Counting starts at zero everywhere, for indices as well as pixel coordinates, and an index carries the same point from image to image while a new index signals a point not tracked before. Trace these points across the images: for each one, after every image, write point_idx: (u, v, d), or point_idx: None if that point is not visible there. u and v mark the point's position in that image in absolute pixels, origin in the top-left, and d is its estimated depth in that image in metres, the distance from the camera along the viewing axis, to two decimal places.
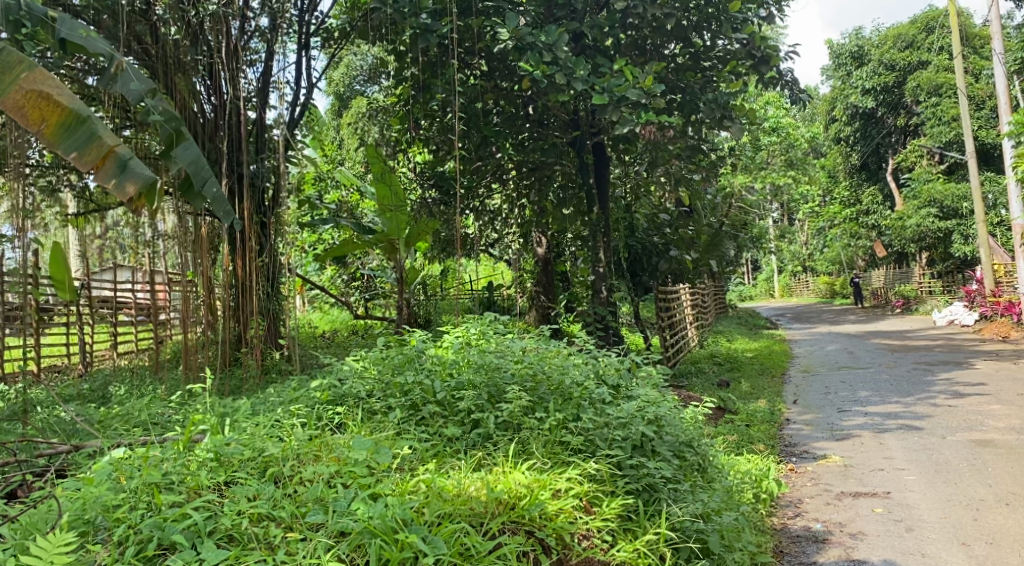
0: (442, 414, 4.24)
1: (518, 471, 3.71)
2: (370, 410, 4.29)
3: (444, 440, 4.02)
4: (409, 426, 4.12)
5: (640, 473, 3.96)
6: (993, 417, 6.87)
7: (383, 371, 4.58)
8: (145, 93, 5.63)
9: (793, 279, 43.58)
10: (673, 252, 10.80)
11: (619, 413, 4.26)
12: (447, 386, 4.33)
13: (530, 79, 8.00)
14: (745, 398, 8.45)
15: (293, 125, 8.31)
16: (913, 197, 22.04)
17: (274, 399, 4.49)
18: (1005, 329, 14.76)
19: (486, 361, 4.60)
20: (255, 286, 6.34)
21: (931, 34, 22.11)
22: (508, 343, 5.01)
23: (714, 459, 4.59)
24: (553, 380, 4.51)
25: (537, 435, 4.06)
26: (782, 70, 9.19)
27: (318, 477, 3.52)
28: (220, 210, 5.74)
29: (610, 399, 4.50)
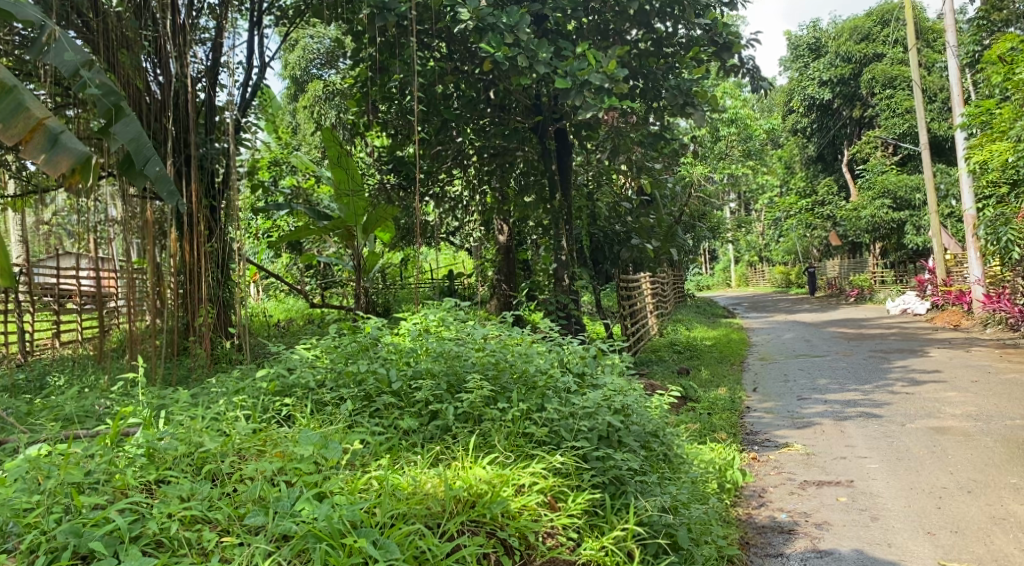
0: (397, 406, 4.09)
1: (478, 467, 3.56)
2: (324, 399, 4.13)
3: (403, 433, 3.88)
4: (363, 418, 3.95)
5: (606, 465, 3.85)
6: (950, 404, 6.91)
7: (335, 360, 4.41)
8: (79, 64, 5.44)
9: (749, 270, 44.07)
10: (636, 240, 10.60)
11: (585, 401, 4.13)
12: (403, 375, 4.18)
13: (491, 62, 7.84)
14: (706, 385, 8.43)
15: (244, 107, 8.01)
16: (867, 188, 22.35)
17: (217, 391, 4.29)
18: (956, 318, 15.03)
19: (445, 350, 4.45)
20: (206, 272, 6.12)
21: (887, 27, 22.48)
22: (468, 331, 4.85)
23: (679, 449, 4.52)
24: (516, 368, 4.37)
25: (499, 427, 3.93)
26: (743, 58, 9.16)
27: (259, 475, 3.35)
28: (162, 190, 5.50)
29: (576, 388, 4.38)
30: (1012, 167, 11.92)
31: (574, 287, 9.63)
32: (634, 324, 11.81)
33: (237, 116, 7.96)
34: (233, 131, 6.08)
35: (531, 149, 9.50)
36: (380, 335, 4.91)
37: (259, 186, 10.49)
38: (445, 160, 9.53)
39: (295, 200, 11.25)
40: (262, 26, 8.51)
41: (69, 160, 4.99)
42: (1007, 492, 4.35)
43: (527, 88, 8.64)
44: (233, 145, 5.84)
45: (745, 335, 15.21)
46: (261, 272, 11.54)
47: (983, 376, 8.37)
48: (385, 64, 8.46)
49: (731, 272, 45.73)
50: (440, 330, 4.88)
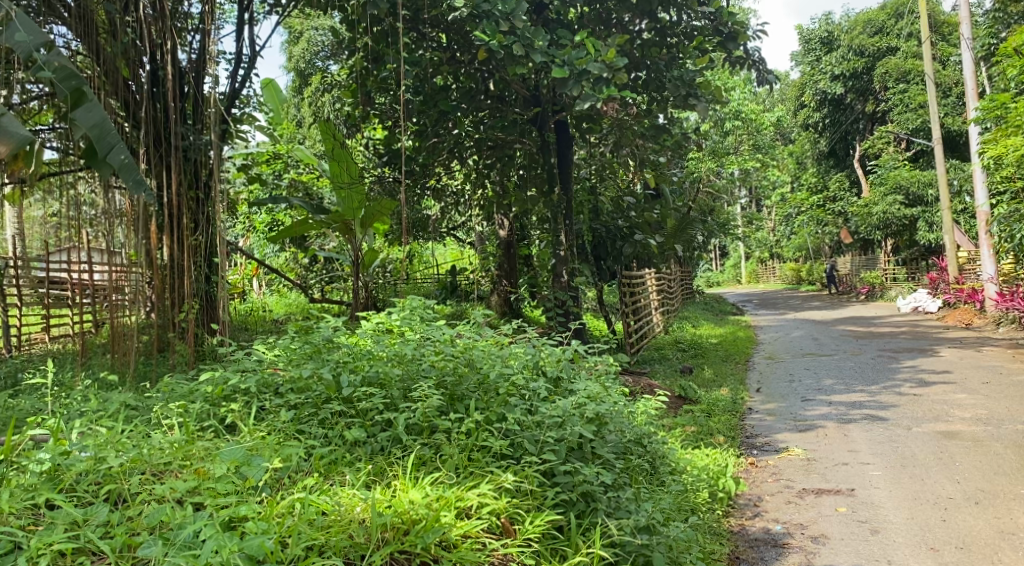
0: (347, 415, 3.89)
1: (417, 488, 3.34)
2: (272, 406, 3.95)
3: (349, 443, 3.69)
4: (312, 427, 3.77)
5: (574, 481, 3.64)
6: (958, 407, 6.67)
7: (290, 361, 4.23)
8: (33, 46, 5.33)
9: (760, 267, 43.81)
10: (639, 236, 10.44)
11: (554, 410, 3.91)
12: (355, 381, 3.98)
13: (487, 50, 7.65)
14: (707, 385, 8.23)
15: (231, 98, 7.80)
16: (879, 184, 22.04)
17: (162, 396, 4.10)
18: (968, 316, 14.74)
19: (401, 352, 4.23)
20: (186, 268, 5.94)
21: (900, 20, 22.17)
22: (436, 330, 4.65)
23: (667, 457, 4.35)
24: (480, 373, 4.17)
25: (453, 440, 3.71)
26: (749, 50, 8.91)
27: (169, 495, 3.16)
28: (126, 178, 5.37)
29: (546, 394, 4.18)
30: None
31: (574, 283, 9.42)
32: (638, 321, 11.61)
33: (224, 107, 7.74)
34: (215, 123, 5.86)
35: (531, 142, 9.35)
36: (349, 334, 4.71)
37: (255, 179, 10.32)
38: (441, 152, 9.32)
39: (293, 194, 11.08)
40: (251, 15, 8.31)
41: (13, 145, 5.04)
42: (1016, 504, 4.13)
43: (526, 78, 8.43)
44: (210, 138, 5.64)
45: (752, 333, 14.97)
46: (258, 266, 11.35)
47: (994, 377, 8.12)
48: (379, 54, 8.28)
49: (742, 269, 45.40)
50: (412, 329, 4.67)
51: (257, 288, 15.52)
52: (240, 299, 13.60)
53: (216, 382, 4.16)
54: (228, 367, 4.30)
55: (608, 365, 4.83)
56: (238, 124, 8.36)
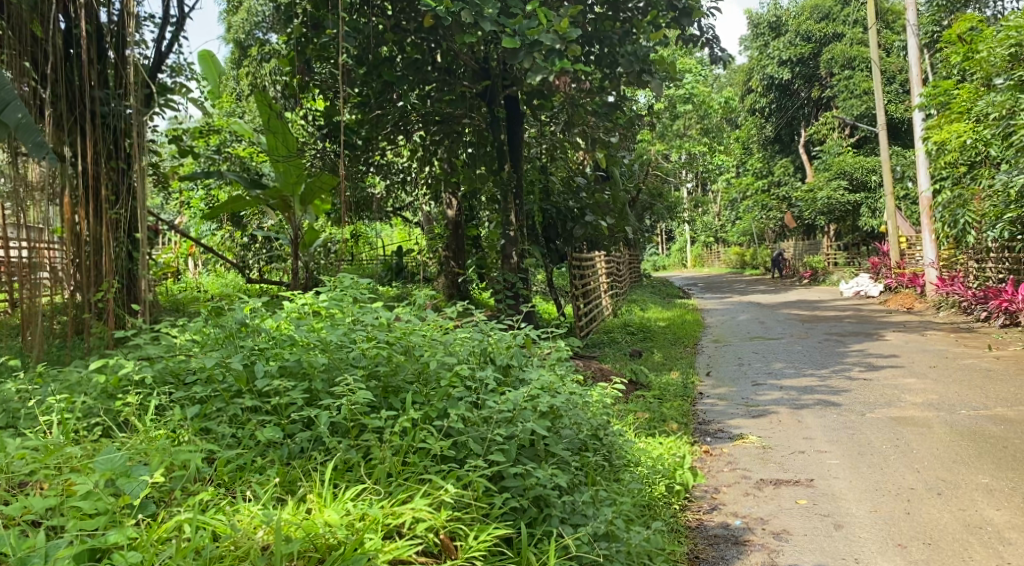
0: (264, 412, 3.55)
1: (340, 505, 3.02)
2: (171, 401, 3.62)
3: (266, 445, 3.36)
4: (221, 426, 3.44)
5: (526, 484, 3.37)
6: (909, 392, 6.59)
7: (199, 348, 3.87)
8: None
9: (705, 252, 44.27)
10: (590, 217, 10.19)
11: (503, 404, 3.63)
12: (271, 371, 3.65)
13: (434, 17, 7.32)
14: (657, 369, 8.06)
15: (158, 63, 7.25)
16: (823, 169, 22.28)
17: (50, 388, 3.73)
18: (909, 300, 14.88)
19: (325, 339, 3.88)
20: (103, 246, 5.48)
21: (847, 7, 22.49)
22: (368, 312, 4.33)
23: (621, 451, 4.14)
24: (416, 363, 3.86)
25: (383, 442, 3.40)
26: (703, 28, 8.72)
27: (25, 515, 2.82)
28: (24, 138, 5.00)
29: (494, 386, 3.90)
30: (970, 148, 11.73)
31: (525, 265, 9.15)
32: (587, 304, 11.43)
33: (150, 71, 7.20)
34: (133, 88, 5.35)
35: (480, 118, 9.07)
36: (269, 316, 4.36)
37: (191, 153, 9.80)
38: (386, 126, 8.97)
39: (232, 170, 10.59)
40: None
41: None
42: (978, 494, 4.02)
43: (476, 49, 8.10)
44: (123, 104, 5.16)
45: (700, 316, 14.94)
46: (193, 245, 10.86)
47: (941, 361, 8.13)
48: (319, 20, 8.01)
49: (687, 253, 45.79)
50: (337, 311, 4.31)
51: (194, 270, 14.94)
52: (172, 280, 13.04)
53: (110, 370, 3.83)
54: (127, 354, 3.95)
55: (559, 351, 4.58)
56: (168, 94, 7.84)
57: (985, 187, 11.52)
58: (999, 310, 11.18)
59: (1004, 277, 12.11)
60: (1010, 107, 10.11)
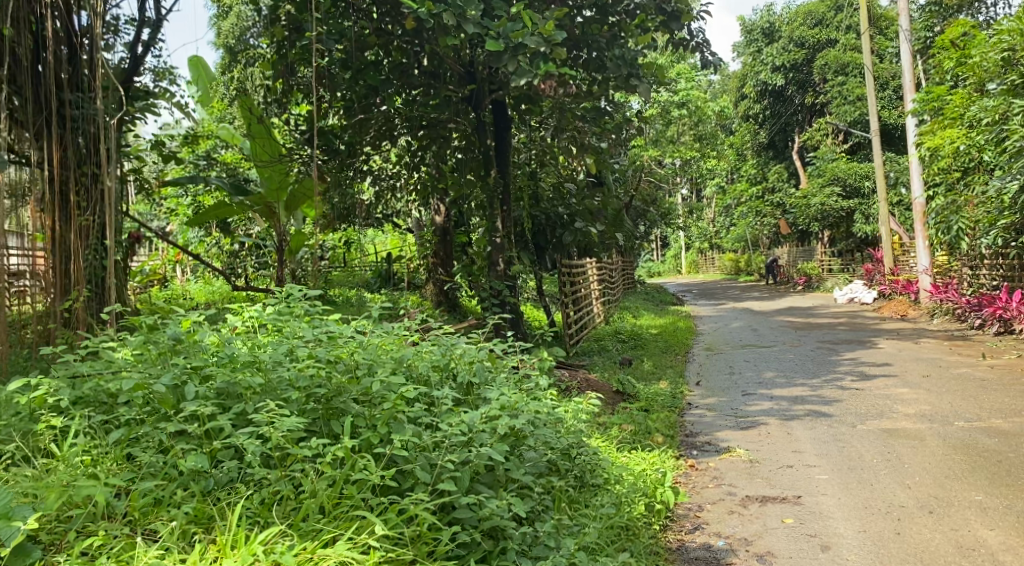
0: (191, 439, 3.37)
1: (263, 545, 2.85)
2: (93, 426, 3.46)
3: (189, 475, 3.20)
4: (144, 453, 3.28)
5: (479, 514, 3.23)
6: (901, 402, 6.44)
7: (130, 366, 3.70)
8: None
9: (700, 258, 44.20)
10: (580, 223, 9.96)
11: (456, 428, 3.49)
12: (201, 394, 3.48)
13: (417, 20, 7.20)
14: (646, 378, 7.92)
15: (134, 67, 7.08)
16: (817, 175, 22.21)
17: None
18: (903, 307, 14.60)
19: (259, 357, 3.71)
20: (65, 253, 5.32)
21: (840, 13, 22.47)
22: (322, 327, 4.18)
23: (590, 472, 4.02)
24: (363, 383, 3.71)
25: (318, 472, 3.23)
26: (693, 32, 8.59)
27: None
28: None
29: (450, 407, 3.76)
30: (964, 154, 11.62)
31: (512, 272, 8.98)
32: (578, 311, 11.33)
33: (127, 74, 7.02)
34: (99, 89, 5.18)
35: (467, 123, 8.95)
36: (214, 329, 4.20)
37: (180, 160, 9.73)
38: (370, 129, 8.78)
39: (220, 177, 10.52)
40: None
41: None
42: (971, 513, 3.87)
43: (461, 52, 7.97)
44: (88, 107, 5.01)
45: (693, 323, 14.80)
46: (181, 252, 10.73)
47: (934, 370, 7.99)
48: (302, 23, 7.86)
49: (682, 260, 45.68)
50: (280, 326, 4.14)
51: (181, 277, 14.79)
52: (158, 287, 12.88)
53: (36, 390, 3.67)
54: (58, 371, 3.80)
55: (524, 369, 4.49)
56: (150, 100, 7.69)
57: (979, 193, 11.42)
58: (994, 317, 11.05)
59: (998, 284, 12.00)
60: (1004, 112, 10.01)
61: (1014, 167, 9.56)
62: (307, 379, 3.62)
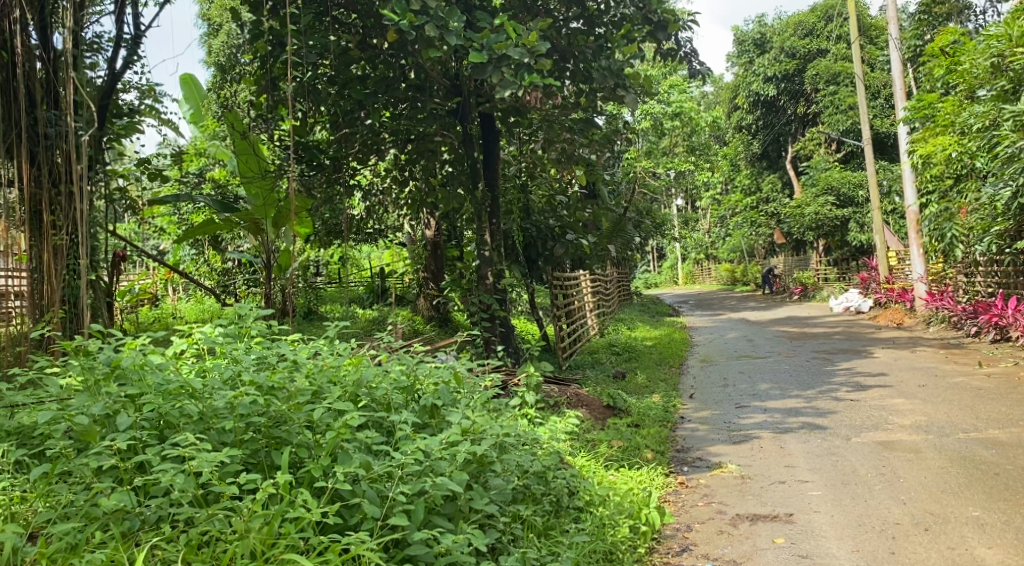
0: (118, 473, 3.23)
1: None
2: (18, 460, 3.33)
3: (111, 515, 3.06)
4: (66, 490, 3.14)
5: (434, 551, 3.09)
6: (897, 414, 6.31)
7: (63, 394, 3.57)
8: None
9: (696, 268, 44.13)
10: (571, 236, 9.98)
11: (410, 456, 3.35)
12: (133, 425, 3.34)
13: (398, 32, 7.12)
14: (638, 391, 7.78)
15: (111, 84, 7.02)
16: (811, 185, 22.16)
17: None
18: (898, 316, 14.57)
19: (196, 384, 3.56)
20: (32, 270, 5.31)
21: (831, 23, 22.52)
22: (279, 349, 4.06)
23: (565, 498, 3.92)
24: (309, 410, 3.57)
25: (252, 508, 3.08)
26: (681, 41, 8.51)
27: None
28: None
29: (409, 434, 3.64)
30: (956, 161, 11.53)
31: (501, 286, 8.84)
32: (571, 324, 11.24)
33: (104, 90, 6.95)
34: (67, 110, 5.16)
35: (454, 136, 8.88)
36: (159, 351, 4.06)
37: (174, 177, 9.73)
38: (354, 144, 8.68)
39: (211, 195, 10.50)
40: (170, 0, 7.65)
41: None
42: (969, 530, 3.74)
43: (446, 65, 7.89)
44: (55, 128, 5.00)
45: (687, 334, 14.67)
46: (170, 270, 10.41)
47: (930, 380, 7.85)
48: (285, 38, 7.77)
49: (678, 271, 45.58)
50: (224, 348, 4.00)
51: (172, 295, 14.69)
52: (148, 306, 12.77)
53: None
54: None
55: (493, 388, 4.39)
56: (135, 117, 7.60)
57: (972, 199, 11.34)
58: (990, 324, 10.95)
59: (994, 291, 11.90)
60: (994, 118, 9.95)
61: (1007, 174, 9.48)
62: (247, 406, 3.48)
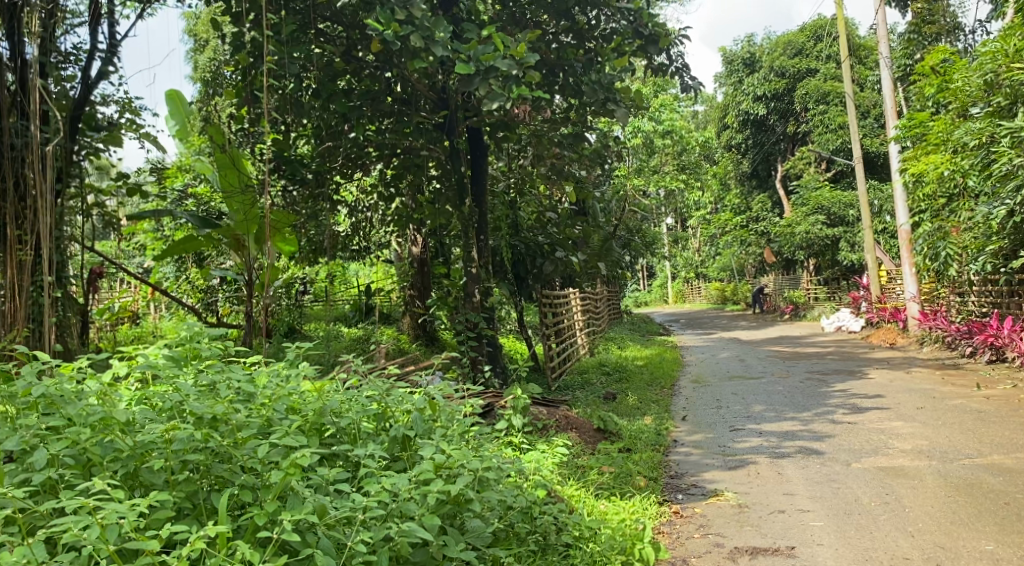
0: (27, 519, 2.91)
1: None
2: None
3: None
4: None
5: None
6: (897, 438, 6.08)
7: None
8: None
9: (686, 287, 44.06)
10: (560, 253, 9.73)
11: (373, 502, 3.10)
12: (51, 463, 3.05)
13: (382, 42, 6.93)
14: (628, 413, 7.55)
15: (84, 98, 6.81)
16: (801, 204, 22.07)
17: None
18: (891, 336, 14.40)
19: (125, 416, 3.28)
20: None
21: (820, 42, 22.50)
22: (230, 370, 3.82)
23: (552, 538, 3.69)
24: (253, 448, 3.31)
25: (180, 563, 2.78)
26: (672, 56, 8.32)
27: None
28: None
29: (371, 473, 3.39)
30: (949, 180, 11.39)
31: (489, 304, 8.56)
32: (561, 343, 11.02)
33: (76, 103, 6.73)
34: (33, 120, 5.05)
35: (441, 151, 8.68)
36: (97, 375, 3.81)
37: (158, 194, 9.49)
38: (338, 157, 8.51)
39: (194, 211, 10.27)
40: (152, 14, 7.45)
41: None
42: None
43: (432, 78, 7.70)
44: (21, 136, 4.91)
45: (678, 354, 14.45)
46: (153, 289, 9.94)
47: (928, 402, 7.64)
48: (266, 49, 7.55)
49: (668, 290, 45.46)
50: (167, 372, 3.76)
51: (156, 313, 14.39)
52: (127, 325, 12.47)
53: None
54: None
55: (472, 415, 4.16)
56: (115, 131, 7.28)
57: (966, 218, 11.18)
58: (985, 345, 10.77)
59: (988, 311, 11.76)
60: (989, 135, 9.79)
61: (1003, 192, 9.31)
62: (183, 442, 3.21)
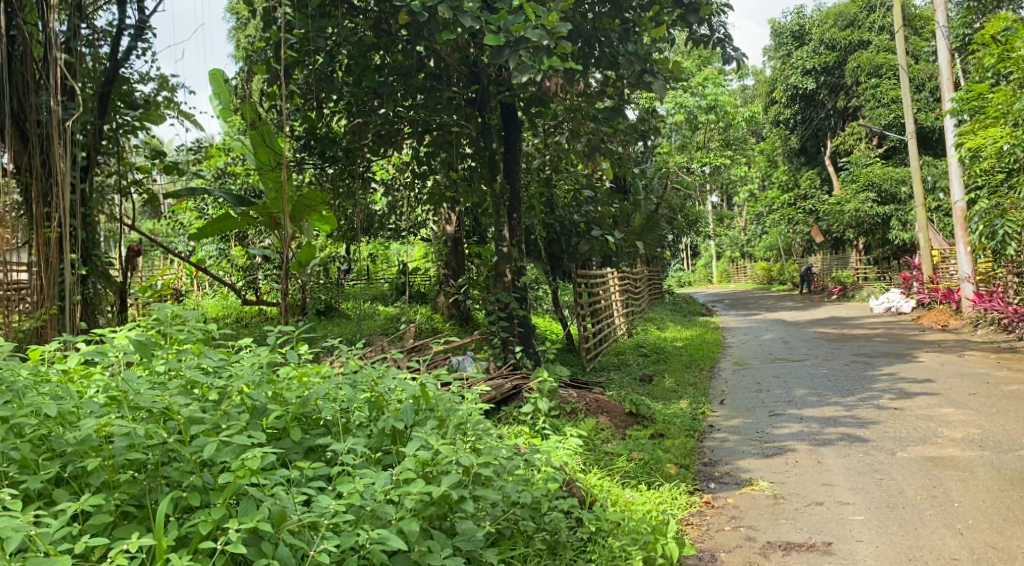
0: None
1: None
2: None
3: None
4: None
5: None
6: (947, 426, 5.78)
7: None
8: None
9: (731, 266, 43.36)
10: (596, 231, 9.24)
11: (333, 508, 2.92)
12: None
13: (411, 13, 6.75)
14: (662, 396, 7.34)
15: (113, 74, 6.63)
16: (851, 181, 21.45)
17: None
18: (943, 318, 13.91)
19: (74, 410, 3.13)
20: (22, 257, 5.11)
21: (873, 13, 21.70)
22: (198, 359, 3.64)
23: (559, 537, 3.52)
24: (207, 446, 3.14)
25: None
26: (715, 26, 8.01)
27: None
28: None
29: (340, 474, 3.20)
30: (1008, 154, 10.86)
31: (521, 284, 8.34)
32: (597, 324, 10.79)
33: (107, 79, 6.60)
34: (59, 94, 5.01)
35: (473, 128, 8.49)
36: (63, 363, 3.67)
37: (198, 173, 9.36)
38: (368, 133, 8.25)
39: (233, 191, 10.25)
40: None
41: None
42: None
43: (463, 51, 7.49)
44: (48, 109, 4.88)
45: (719, 335, 14.13)
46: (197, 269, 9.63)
47: (981, 388, 7.29)
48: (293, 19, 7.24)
49: (712, 269, 44.82)
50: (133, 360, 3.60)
51: (198, 291, 14.48)
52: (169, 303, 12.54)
53: None
54: None
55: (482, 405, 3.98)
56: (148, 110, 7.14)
57: None
58: None
59: None
60: None
61: None
62: (128, 440, 3.04)
